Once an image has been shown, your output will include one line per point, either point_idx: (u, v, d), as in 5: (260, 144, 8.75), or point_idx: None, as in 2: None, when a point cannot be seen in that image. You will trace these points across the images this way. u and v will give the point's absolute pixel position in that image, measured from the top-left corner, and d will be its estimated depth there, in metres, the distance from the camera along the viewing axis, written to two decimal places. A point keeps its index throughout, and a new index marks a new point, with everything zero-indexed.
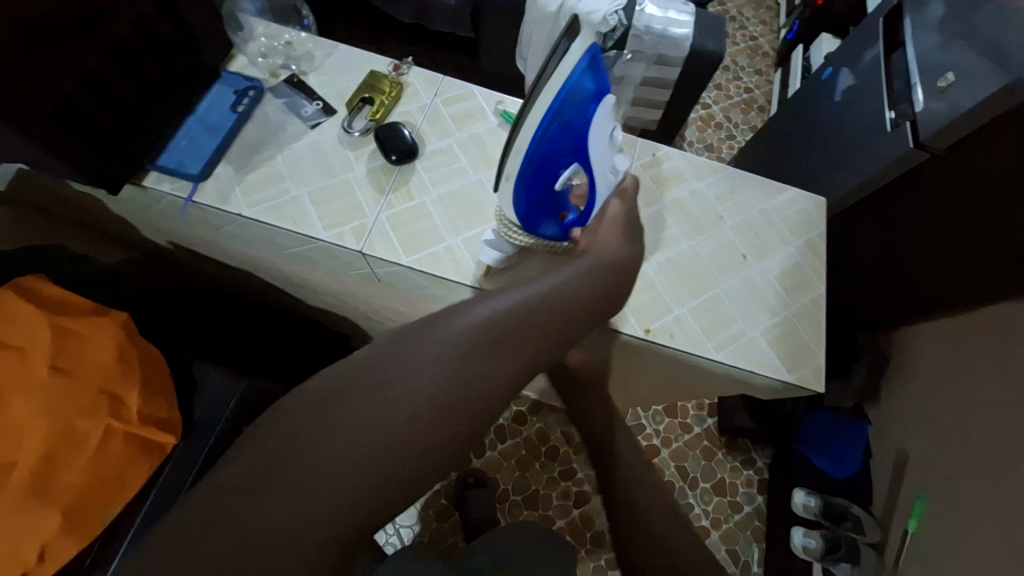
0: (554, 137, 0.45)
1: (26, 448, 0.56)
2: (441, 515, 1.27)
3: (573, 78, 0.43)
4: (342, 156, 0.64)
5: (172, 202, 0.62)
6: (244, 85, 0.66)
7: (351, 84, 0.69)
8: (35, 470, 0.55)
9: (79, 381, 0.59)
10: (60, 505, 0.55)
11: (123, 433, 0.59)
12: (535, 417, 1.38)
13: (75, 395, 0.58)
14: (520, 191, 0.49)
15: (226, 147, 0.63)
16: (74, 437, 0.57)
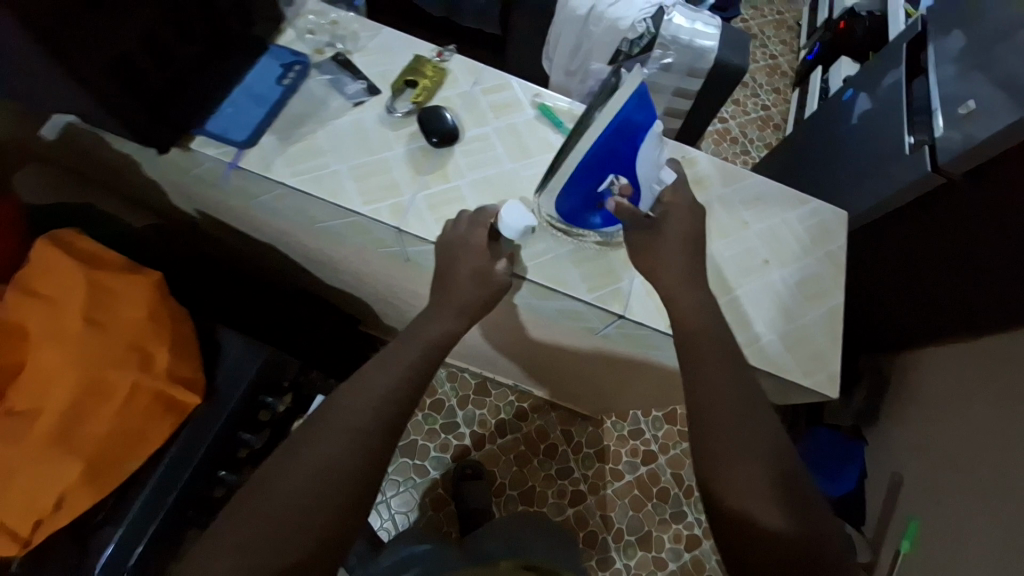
0: (602, 156, 0.55)
1: (54, 395, 0.57)
2: (437, 504, 1.28)
3: (623, 113, 0.53)
4: (383, 135, 0.65)
5: (215, 167, 0.63)
6: (291, 60, 0.68)
7: (395, 66, 0.70)
8: (61, 418, 0.56)
9: (111, 335, 0.60)
10: (83, 453, 0.57)
11: (151, 388, 0.60)
12: (536, 414, 1.39)
13: (106, 348, 0.59)
14: (566, 196, 0.59)
15: (271, 118, 0.64)
16: (101, 389, 0.58)
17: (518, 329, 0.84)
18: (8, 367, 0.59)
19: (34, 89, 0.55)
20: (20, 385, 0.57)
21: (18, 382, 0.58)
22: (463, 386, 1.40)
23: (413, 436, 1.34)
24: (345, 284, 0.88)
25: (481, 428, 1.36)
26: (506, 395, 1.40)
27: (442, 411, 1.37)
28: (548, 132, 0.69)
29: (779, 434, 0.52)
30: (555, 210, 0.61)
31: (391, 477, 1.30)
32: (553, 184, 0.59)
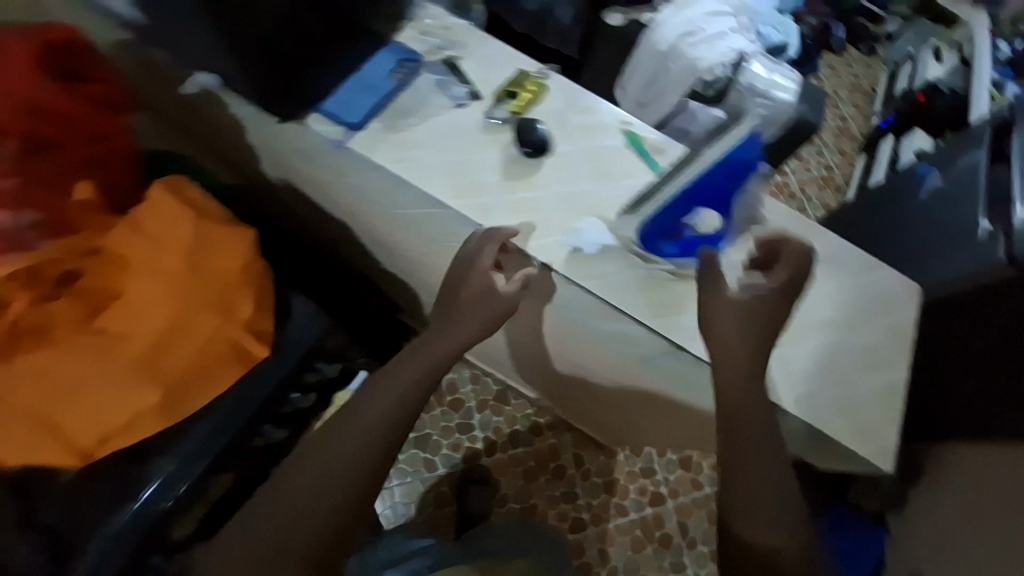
0: (706, 186, 0.62)
1: (146, 326, 0.61)
2: (439, 501, 1.30)
3: (736, 152, 0.61)
4: (479, 138, 0.69)
5: (323, 143, 0.68)
6: (405, 56, 0.73)
7: (499, 76, 0.74)
8: (148, 348, 0.61)
9: (205, 283, 0.64)
10: (160, 385, 0.61)
11: (229, 338, 0.65)
12: (551, 432, 1.38)
13: (199, 294, 0.64)
14: (660, 216, 0.64)
15: (380, 107, 0.69)
16: (187, 330, 0.63)
17: (549, 342, 0.85)
18: (104, 291, 0.63)
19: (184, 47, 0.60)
20: (111, 309, 0.62)
21: (110, 307, 0.62)
22: (484, 390, 1.41)
23: (424, 425, 1.36)
24: (399, 269, 0.92)
25: (494, 435, 1.36)
26: (524, 407, 1.40)
27: (460, 411, 1.38)
28: (632, 159, 0.71)
29: (790, 487, 0.56)
30: (635, 233, 0.65)
31: (400, 466, 1.32)
32: (640, 208, 0.65)
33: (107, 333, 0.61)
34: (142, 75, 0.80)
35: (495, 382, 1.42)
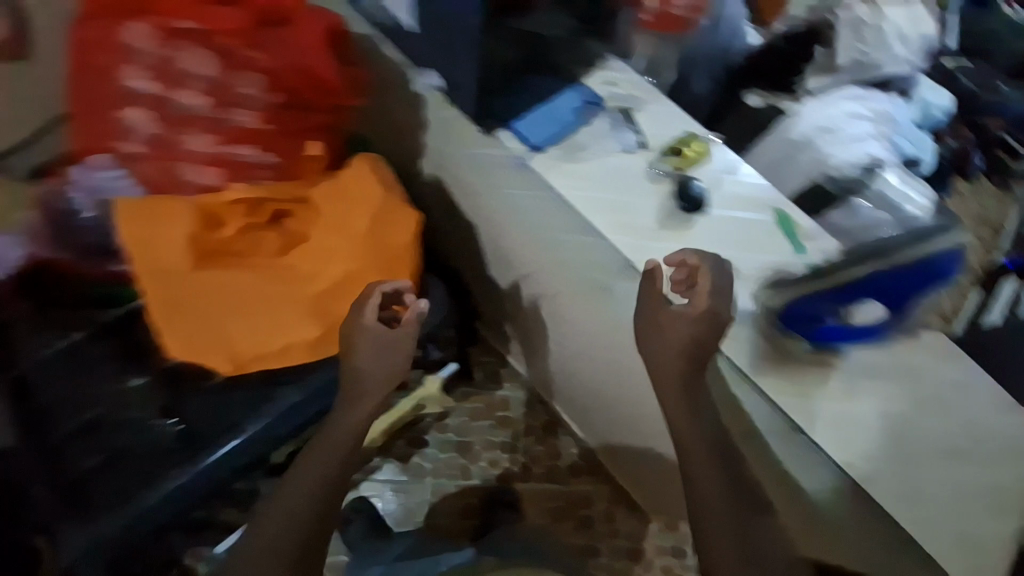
0: (876, 281, 0.68)
1: (326, 273, 0.70)
2: (464, 512, 1.26)
3: (908, 262, 0.69)
4: (643, 184, 0.75)
5: (507, 156, 0.78)
6: (591, 98, 0.80)
7: (668, 133, 0.80)
8: (322, 292, 0.70)
9: (379, 251, 0.72)
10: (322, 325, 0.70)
11: None
12: (591, 478, 1.30)
13: (372, 259, 0.72)
14: (827, 294, 0.67)
15: (560, 137, 0.77)
16: (356, 286, 0.71)
17: (643, 365, 0.85)
18: (295, 233, 0.72)
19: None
20: (303, 250, 0.71)
21: (298, 248, 0.71)
22: (535, 414, 1.35)
23: (468, 428, 1.32)
24: (509, 272, 1.00)
25: (532, 464, 1.31)
26: (570, 444, 1.32)
27: (505, 428, 1.33)
28: (780, 241, 0.73)
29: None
30: (782, 306, 0.67)
31: (436, 464, 1.29)
32: (800, 286, 0.67)
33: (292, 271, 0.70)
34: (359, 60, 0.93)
35: (547, 409, 1.35)
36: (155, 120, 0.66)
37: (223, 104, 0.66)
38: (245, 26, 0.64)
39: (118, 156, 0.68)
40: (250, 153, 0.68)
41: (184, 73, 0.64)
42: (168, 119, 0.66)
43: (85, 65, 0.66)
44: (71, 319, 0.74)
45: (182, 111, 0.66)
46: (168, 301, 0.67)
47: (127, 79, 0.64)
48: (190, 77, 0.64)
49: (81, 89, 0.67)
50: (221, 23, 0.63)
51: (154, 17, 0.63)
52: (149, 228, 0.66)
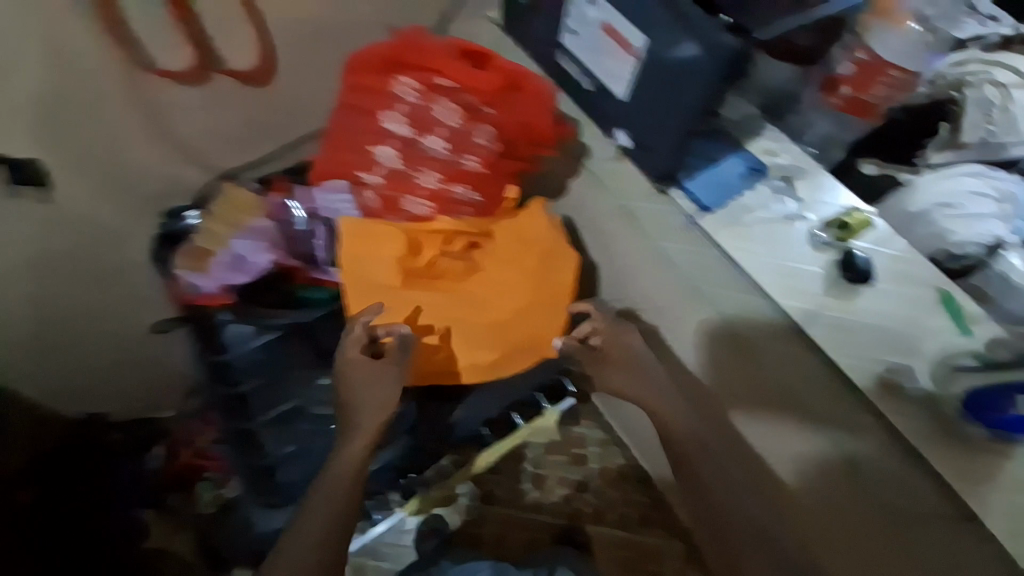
0: None
1: (506, 304, 0.77)
2: (532, 546, 1.24)
3: None
4: (806, 250, 0.77)
5: (674, 213, 0.84)
6: (754, 165, 0.84)
7: (825, 202, 0.80)
8: (503, 321, 0.76)
9: (551, 287, 0.78)
10: (498, 351, 0.76)
11: (553, 338, 0.78)
12: (664, 533, 1.26)
13: (545, 295, 0.78)
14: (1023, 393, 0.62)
15: (727, 201, 0.81)
16: (531, 318, 0.77)
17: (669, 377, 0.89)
18: (476, 263, 0.78)
19: (623, 112, 0.72)
20: (487, 280, 0.77)
21: (478, 277, 0.77)
22: (611, 458, 1.31)
23: (545, 460, 1.30)
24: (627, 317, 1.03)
25: (604, 508, 1.28)
26: (644, 494, 1.28)
27: (581, 467, 1.30)
28: (938, 319, 0.71)
29: None
30: (961, 392, 0.66)
31: (512, 494, 1.27)
32: (982, 376, 0.66)
33: (474, 298, 0.76)
34: None
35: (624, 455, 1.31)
36: (393, 155, 0.74)
37: (454, 147, 0.74)
38: (492, 86, 0.74)
39: (351, 183, 0.77)
40: (462, 190, 0.76)
41: (431, 120, 0.73)
42: (407, 155, 0.74)
43: (345, 103, 0.75)
44: (275, 317, 0.78)
45: (417, 149, 0.74)
46: (371, 314, 0.74)
47: (385, 119, 0.73)
48: (434, 122, 0.73)
49: (335, 121, 0.77)
50: (475, 81, 0.73)
51: (416, 72, 0.73)
52: (369, 246, 0.74)
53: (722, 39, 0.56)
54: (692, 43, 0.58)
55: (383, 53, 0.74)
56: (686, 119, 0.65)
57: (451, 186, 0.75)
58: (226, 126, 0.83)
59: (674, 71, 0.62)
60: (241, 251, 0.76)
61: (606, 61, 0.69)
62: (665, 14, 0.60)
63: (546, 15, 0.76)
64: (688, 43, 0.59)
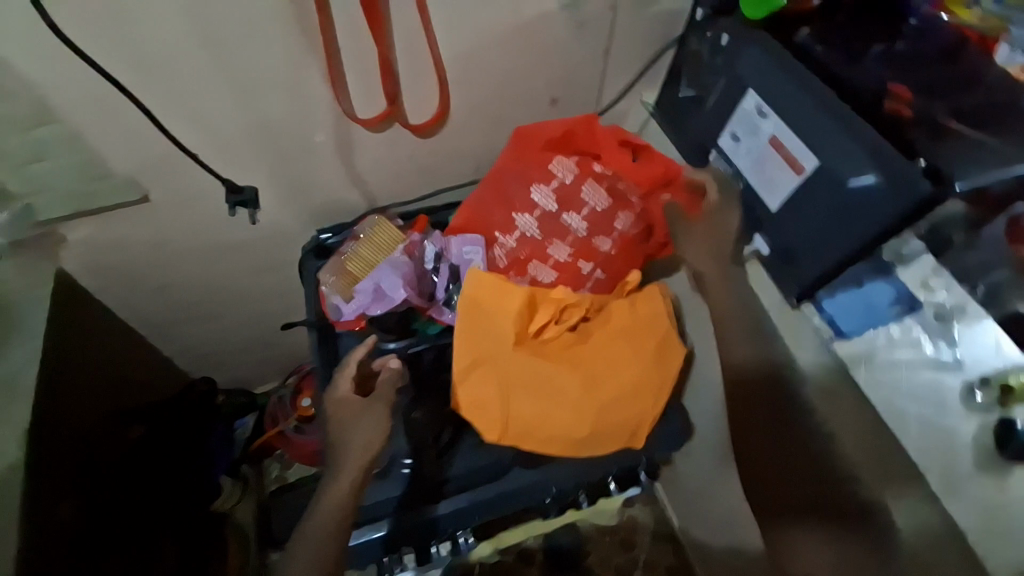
0: None
1: (605, 381, 0.72)
2: None
3: None
4: (957, 408, 0.69)
5: (804, 330, 0.79)
6: (905, 296, 0.76)
7: (987, 356, 0.72)
8: (598, 399, 0.71)
9: (653, 373, 0.73)
10: (585, 429, 0.71)
11: (644, 429, 0.71)
12: None
13: (646, 381, 0.72)
14: None
15: (868, 331, 0.75)
16: (628, 403, 0.71)
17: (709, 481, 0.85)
18: (583, 334, 0.76)
19: (770, 223, 0.70)
20: (596, 353, 0.74)
21: (582, 347, 0.75)
22: None
23: None
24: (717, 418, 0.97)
25: None
26: None
27: None
28: None
29: None
30: None
31: None
32: None
33: (574, 367, 0.73)
34: None
35: None
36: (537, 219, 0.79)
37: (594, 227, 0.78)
38: (645, 179, 0.78)
39: (487, 239, 0.82)
40: (589, 267, 0.79)
41: (579, 199, 0.78)
42: (547, 225, 0.79)
43: (505, 168, 0.82)
44: (386, 341, 0.82)
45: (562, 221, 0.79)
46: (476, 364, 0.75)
47: (536, 189, 0.79)
48: (581, 202, 0.78)
49: (488, 182, 0.83)
50: (634, 173, 0.78)
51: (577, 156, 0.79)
52: (491, 295, 0.76)
53: (909, 180, 0.53)
54: (873, 175, 0.56)
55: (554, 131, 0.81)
56: (844, 247, 0.62)
57: (579, 263, 0.79)
58: (389, 165, 0.93)
59: (844, 200, 0.59)
60: (383, 283, 0.81)
61: (766, 171, 0.68)
62: (848, 143, 0.58)
63: (710, 117, 0.77)
64: (868, 176, 0.57)
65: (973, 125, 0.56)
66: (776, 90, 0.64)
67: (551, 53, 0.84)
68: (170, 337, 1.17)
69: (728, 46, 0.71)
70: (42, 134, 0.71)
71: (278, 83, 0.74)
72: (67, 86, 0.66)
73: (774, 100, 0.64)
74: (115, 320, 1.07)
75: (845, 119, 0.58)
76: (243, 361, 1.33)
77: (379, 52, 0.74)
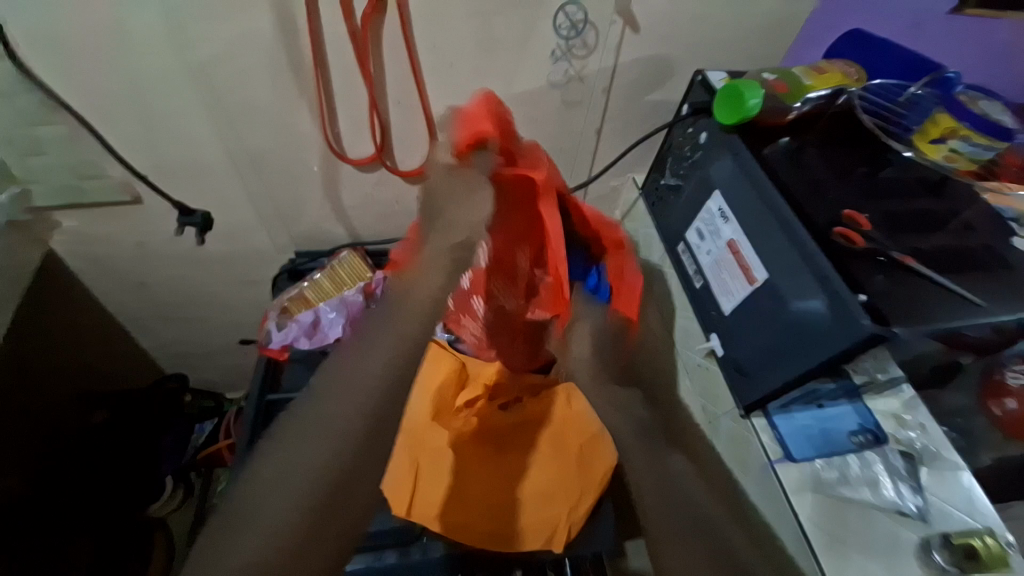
0: None
1: (523, 478, 0.76)
2: None
3: None
4: (904, 569, 0.62)
5: (755, 445, 0.74)
6: (869, 427, 0.69)
7: (951, 511, 0.63)
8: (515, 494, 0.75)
9: (574, 477, 0.75)
10: (496, 523, 0.72)
11: (562, 537, 0.72)
12: None
13: (564, 480, 0.75)
14: None
15: (819, 457, 0.70)
16: (542, 500, 0.74)
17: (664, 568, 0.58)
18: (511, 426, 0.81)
19: (725, 327, 0.68)
20: (519, 442, 0.80)
21: (508, 440, 0.80)
22: None
23: None
24: None
25: None
26: None
27: None
28: None
29: None
30: None
31: None
32: None
33: (497, 459, 0.78)
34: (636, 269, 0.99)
35: None
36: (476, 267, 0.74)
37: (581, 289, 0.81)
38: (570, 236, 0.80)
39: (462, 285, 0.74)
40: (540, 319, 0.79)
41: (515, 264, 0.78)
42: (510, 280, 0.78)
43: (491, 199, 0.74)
44: None
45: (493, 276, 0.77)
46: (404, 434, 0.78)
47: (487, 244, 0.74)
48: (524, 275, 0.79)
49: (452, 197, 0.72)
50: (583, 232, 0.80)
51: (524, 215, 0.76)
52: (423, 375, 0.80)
53: (851, 314, 0.50)
54: (817, 300, 0.53)
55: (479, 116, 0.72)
56: (787, 370, 0.59)
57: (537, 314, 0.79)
58: (374, 204, 0.96)
59: (792, 321, 0.57)
60: (326, 321, 0.88)
61: (723, 275, 0.67)
62: (797, 264, 0.55)
63: (684, 211, 0.77)
64: (812, 300, 0.54)
65: (934, 267, 0.53)
66: (738, 196, 0.64)
67: (543, 123, 0.86)
68: (148, 330, 1.20)
69: (705, 143, 0.71)
70: (49, 131, 0.75)
71: (271, 115, 0.78)
72: (74, 92, 0.71)
73: (735, 206, 0.64)
74: (96, 307, 1.10)
75: (796, 238, 0.56)
76: (214, 365, 1.33)
77: (369, 101, 0.77)
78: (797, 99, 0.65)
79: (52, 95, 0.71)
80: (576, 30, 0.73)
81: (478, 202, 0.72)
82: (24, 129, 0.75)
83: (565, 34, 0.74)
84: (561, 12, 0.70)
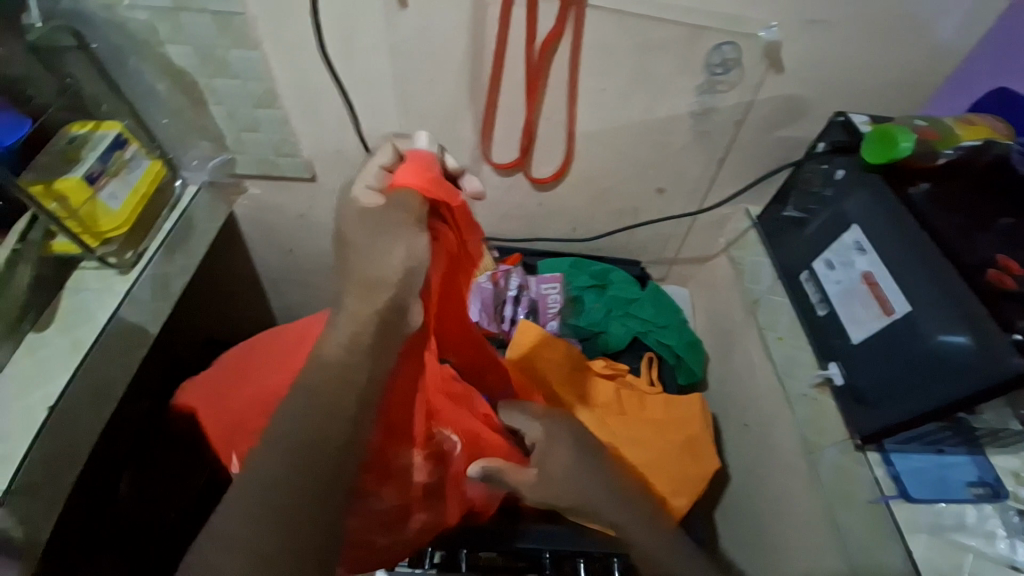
0: None
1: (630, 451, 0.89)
2: None
3: None
4: None
5: (862, 475, 0.74)
6: (990, 481, 0.69)
7: None
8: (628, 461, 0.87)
9: (682, 468, 0.89)
10: None
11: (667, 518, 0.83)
12: None
13: (671, 469, 0.88)
14: None
15: (935, 500, 0.69)
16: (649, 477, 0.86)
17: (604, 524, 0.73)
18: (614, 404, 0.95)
19: (850, 355, 0.72)
20: (621, 420, 0.92)
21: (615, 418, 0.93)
22: None
23: None
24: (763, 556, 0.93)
25: None
26: None
27: None
28: None
29: None
30: None
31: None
32: None
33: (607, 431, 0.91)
34: (738, 294, 1.04)
35: None
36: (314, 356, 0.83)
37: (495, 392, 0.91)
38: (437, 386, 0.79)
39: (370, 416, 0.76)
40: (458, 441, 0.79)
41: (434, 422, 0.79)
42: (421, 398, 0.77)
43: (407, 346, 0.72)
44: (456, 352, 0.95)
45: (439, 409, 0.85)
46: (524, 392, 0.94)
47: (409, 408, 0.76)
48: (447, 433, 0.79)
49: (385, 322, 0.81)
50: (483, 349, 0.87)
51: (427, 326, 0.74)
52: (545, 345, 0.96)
53: (1002, 351, 0.53)
54: (962, 334, 0.56)
55: (422, 170, 0.63)
56: (922, 402, 0.61)
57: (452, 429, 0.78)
58: (502, 206, 1.07)
59: (930, 356, 0.60)
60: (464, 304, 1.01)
61: (853, 305, 0.72)
62: (940, 298, 0.59)
63: (811, 241, 0.82)
64: (957, 334, 0.57)
65: None
66: (878, 232, 0.68)
67: (670, 150, 0.94)
68: (276, 294, 1.36)
69: (840, 180, 0.76)
70: (266, 113, 0.90)
71: (442, 119, 0.90)
72: (294, 82, 0.85)
73: (875, 241, 0.68)
74: (246, 267, 1.27)
75: (941, 272, 0.60)
76: None
77: (527, 117, 0.88)
78: (950, 146, 0.68)
79: (281, 86, 0.86)
80: (723, 68, 0.81)
81: (411, 244, 0.64)
82: (248, 109, 0.90)
83: (713, 71, 0.81)
84: (716, 51, 0.78)
